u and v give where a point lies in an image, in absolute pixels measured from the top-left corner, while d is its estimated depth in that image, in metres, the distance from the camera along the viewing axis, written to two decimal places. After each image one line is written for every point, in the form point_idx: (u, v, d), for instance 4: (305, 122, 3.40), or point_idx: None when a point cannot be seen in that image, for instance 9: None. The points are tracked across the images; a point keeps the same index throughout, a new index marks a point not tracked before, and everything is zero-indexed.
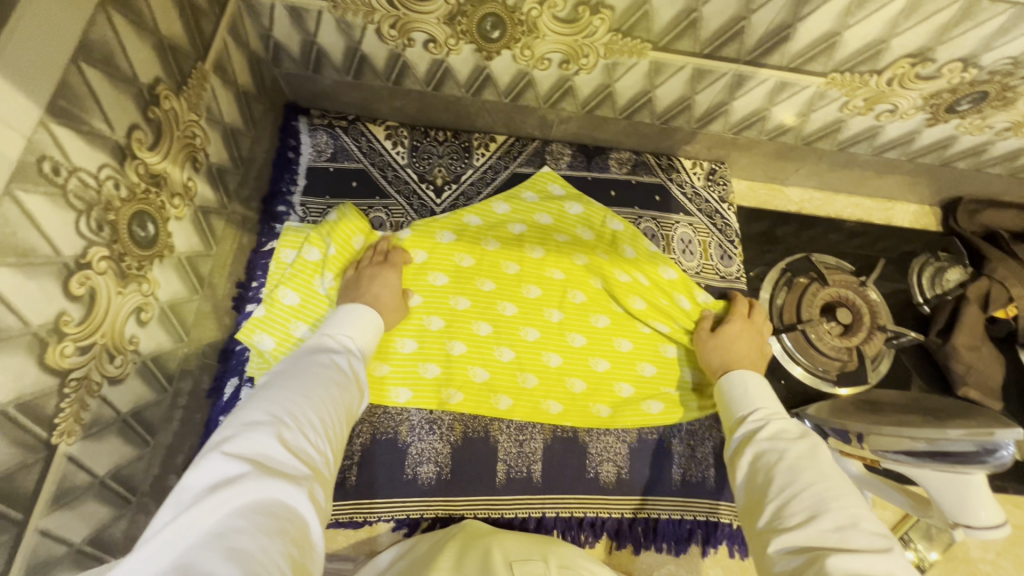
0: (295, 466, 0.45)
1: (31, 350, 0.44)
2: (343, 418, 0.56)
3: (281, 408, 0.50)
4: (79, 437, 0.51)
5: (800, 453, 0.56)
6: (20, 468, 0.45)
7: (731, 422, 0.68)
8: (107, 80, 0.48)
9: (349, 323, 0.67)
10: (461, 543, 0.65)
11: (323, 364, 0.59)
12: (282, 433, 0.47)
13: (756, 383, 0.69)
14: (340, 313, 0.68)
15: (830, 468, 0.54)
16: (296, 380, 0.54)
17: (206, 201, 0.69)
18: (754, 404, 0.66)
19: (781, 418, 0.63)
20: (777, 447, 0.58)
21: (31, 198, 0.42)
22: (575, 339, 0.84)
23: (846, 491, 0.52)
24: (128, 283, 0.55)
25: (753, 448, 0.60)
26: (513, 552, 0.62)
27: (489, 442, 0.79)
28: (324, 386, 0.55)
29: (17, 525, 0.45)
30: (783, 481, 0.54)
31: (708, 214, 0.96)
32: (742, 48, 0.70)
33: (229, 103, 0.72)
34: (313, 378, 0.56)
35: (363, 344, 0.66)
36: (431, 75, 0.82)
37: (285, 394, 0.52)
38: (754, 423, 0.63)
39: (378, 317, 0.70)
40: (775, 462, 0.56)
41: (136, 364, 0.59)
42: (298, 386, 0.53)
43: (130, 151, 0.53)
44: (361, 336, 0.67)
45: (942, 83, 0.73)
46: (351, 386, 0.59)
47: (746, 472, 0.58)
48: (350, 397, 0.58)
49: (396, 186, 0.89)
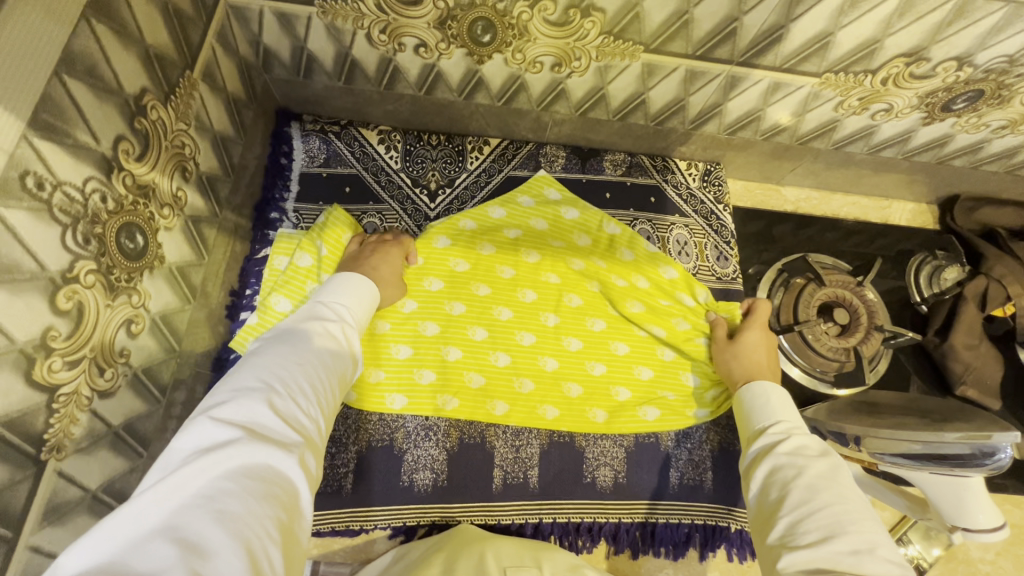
0: (285, 433, 0.45)
1: (17, 367, 0.43)
2: (336, 387, 0.55)
3: (272, 375, 0.49)
4: (70, 453, 0.50)
5: (819, 471, 0.56)
6: (8, 486, 0.44)
7: (749, 432, 0.68)
8: (92, 92, 0.48)
9: (343, 292, 0.66)
10: (454, 549, 0.65)
11: (318, 330, 0.58)
12: (273, 399, 0.47)
13: (779, 395, 0.69)
14: (335, 282, 0.67)
15: (851, 492, 0.53)
16: (288, 345, 0.54)
17: (196, 210, 0.68)
18: (775, 416, 0.66)
19: (805, 434, 0.62)
20: (795, 463, 0.57)
21: (15, 214, 0.42)
22: (571, 342, 0.84)
23: (865, 517, 0.51)
24: (118, 295, 0.54)
25: (770, 460, 0.59)
26: (507, 559, 0.62)
27: (485, 448, 0.78)
28: (316, 353, 0.55)
29: (6, 543, 0.45)
30: (799, 497, 0.53)
31: (703, 215, 0.95)
32: (734, 50, 0.70)
33: (218, 111, 0.71)
34: (306, 344, 0.55)
35: (358, 313, 0.66)
36: (422, 79, 0.81)
37: (277, 359, 0.51)
38: (774, 434, 0.63)
39: (375, 289, 0.70)
40: (792, 478, 0.56)
41: (127, 376, 0.58)
42: (290, 352, 0.53)
43: (117, 163, 0.52)
44: (356, 304, 0.66)
45: (937, 82, 0.72)
46: (343, 355, 0.59)
47: (761, 482, 0.58)
48: (343, 367, 0.58)
49: (389, 191, 0.88)
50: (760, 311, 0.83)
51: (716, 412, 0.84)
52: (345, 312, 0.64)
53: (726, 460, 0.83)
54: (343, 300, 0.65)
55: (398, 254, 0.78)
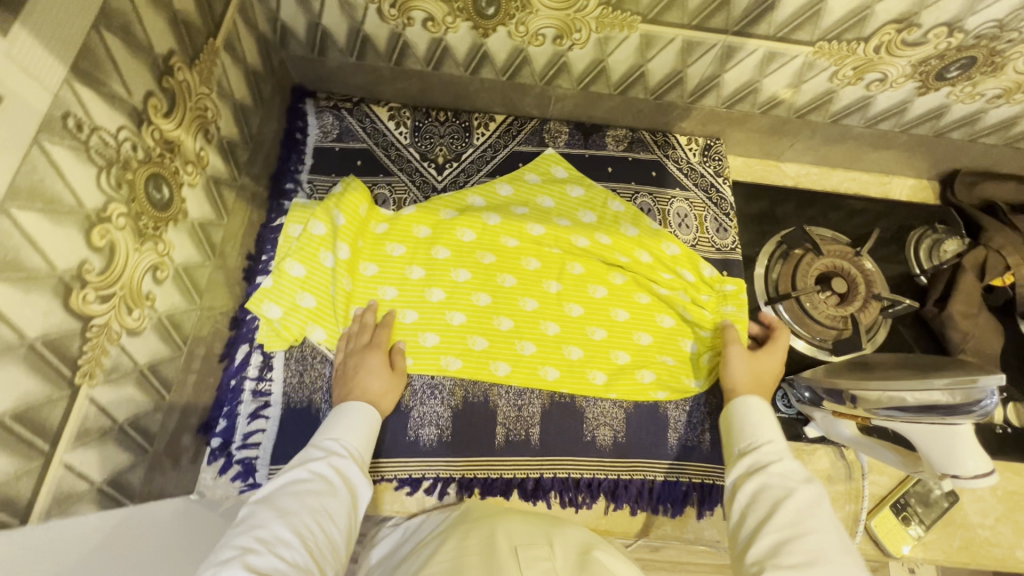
0: None
1: (57, 293, 0.47)
2: (328, 526, 0.56)
3: (252, 536, 0.52)
4: (100, 381, 0.54)
5: (808, 498, 0.58)
6: (47, 401, 0.48)
7: (736, 446, 0.69)
8: (125, 46, 0.52)
9: (346, 426, 0.68)
10: (464, 528, 0.65)
11: (306, 474, 0.61)
12: (249, 559, 0.49)
13: (767, 414, 0.70)
14: (330, 421, 0.70)
15: (832, 524, 0.56)
16: (279, 498, 0.57)
17: (217, 171, 0.72)
18: (768, 435, 0.67)
19: (793, 458, 0.64)
20: (785, 486, 0.60)
21: (57, 150, 0.46)
22: (573, 309, 0.86)
23: (839, 542, 0.54)
24: (145, 242, 0.58)
25: (760, 480, 0.62)
26: (518, 537, 0.62)
27: (488, 407, 0.81)
28: (305, 498, 0.57)
29: (44, 456, 0.49)
30: (787, 521, 0.56)
31: (704, 188, 0.97)
32: (729, 18, 0.72)
33: (239, 81, 0.76)
34: (293, 492, 0.58)
35: (363, 450, 0.67)
36: (430, 54, 0.85)
37: (264, 516, 0.54)
38: (768, 453, 0.65)
39: (370, 413, 0.71)
40: (782, 499, 0.58)
41: (153, 319, 0.62)
42: (278, 506, 0.56)
43: (146, 117, 0.56)
44: (362, 441, 0.68)
45: (929, 49, 0.74)
46: (334, 490, 0.60)
47: (743, 505, 0.61)
48: (336, 504, 0.59)
49: (399, 164, 0.92)
50: (778, 348, 0.83)
51: (712, 380, 0.85)
52: (349, 450, 0.66)
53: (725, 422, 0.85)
54: (347, 434, 0.67)
55: (382, 361, 0.76)
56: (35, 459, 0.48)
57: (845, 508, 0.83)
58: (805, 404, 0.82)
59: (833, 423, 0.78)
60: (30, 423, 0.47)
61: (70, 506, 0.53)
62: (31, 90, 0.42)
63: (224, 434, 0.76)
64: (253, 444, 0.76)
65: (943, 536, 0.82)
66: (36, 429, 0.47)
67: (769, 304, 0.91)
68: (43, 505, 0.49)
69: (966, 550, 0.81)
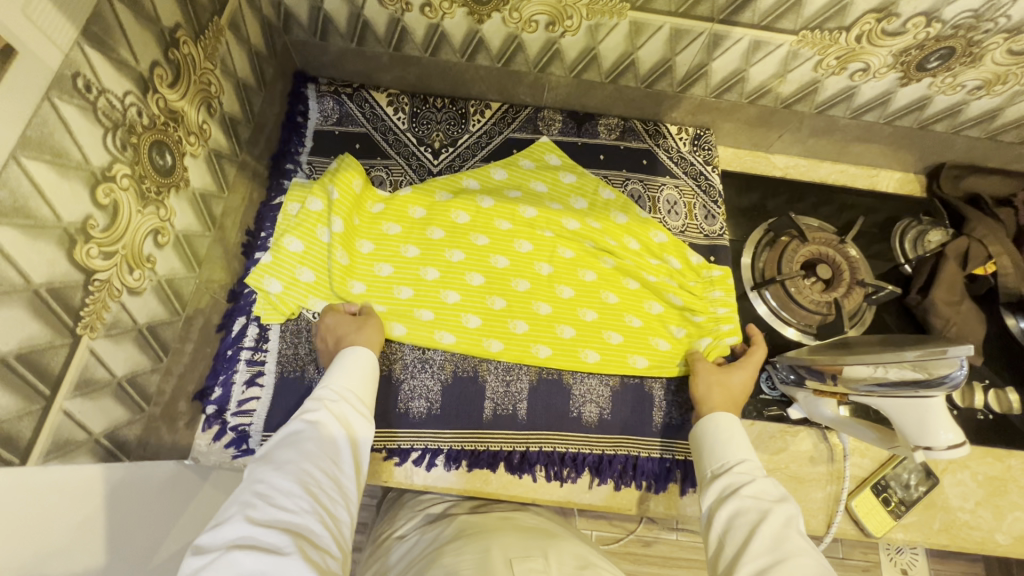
0: (272, 537, 0.49)
1: (61, 244, 0.50)
2: (329, 470, 0.59)
3: (251, 491, 0.53)
4: (101, 334, 0.57)
5: (779, 518, 0.60)
6: (49, 347, 0.50)
7: (712, 466, 0.71)
8: (133, 16, 0.55)
9: (341, 373, 0.70)
10: (457, 543, 0.69)
11: (304, 422, 0.62)
12: (250, 513, 0.51)
13: (738, 433, 0.73)
14: (333, 366, 0.71)
15: (809, 545, 0.58)
16: (277, 451, 0.59)
17: (219, 145, 0.75)
18: (738, 455, 0.70)
19: (763, 477, 0.66)
20: (759, 507, 0.62)
21: (66, 107, 0.48)
22: (564, 290, 0.88)
23: (816, 557, 0.57)
24: (148, 205, 0.61)
25: (734, 503, 0.63)
26: (513, 550, 0.66)
27: (477, 381, 0.83)
28: (303, 449, 0.59)
29: (45, 400, 0.51)
30: (765, 544, 0.57)
31: (693, 176, 1.00)
32: (714, 6, 0.75)
33: (243, 60, 0.79)
34: (293, 442, 0.60)
35: (360, 394, 0.69)
36: (428, 40, 0.88)
37: (263, 469, 0.56)
38: (739, 476, 0.67)
39: (369, 358, 0.73)
40: (757, 522, 0.60)
41: (153, 282, 0.64)
42: (276, 458, 0.58)
43: (152, 85, 0.59)
44: (357, 384, 0.70)
45: (909, 39, 0.77)
46: (332, 436, 0.62)
47: (723, 528, 0.62)
48: (336, 450, 0.61)
49: (396, 147, 0.95)
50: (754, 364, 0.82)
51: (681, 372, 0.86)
52: (344, 395, 0.68)
53: None
54: (342, 381, 0.69)
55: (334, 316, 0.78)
56: (37, 402, 0.50)
57: (826, 489, 0.84)
58: (789, 385, 0.85)
59: (814, 403, 0.80)
60: (33, 365, 0.49)
61: (68, 453, 0.55)
62: (43, 46, 0.45)
63: (219, 401, 0.78)
64: (247, 411, 0.78)
65: (922, 518, 0.83)
66: (38, 371, 0.49)
67: (755, 290, 0.94)
68: (43, 448, 0.51)
69: (946, 533, 0.82)
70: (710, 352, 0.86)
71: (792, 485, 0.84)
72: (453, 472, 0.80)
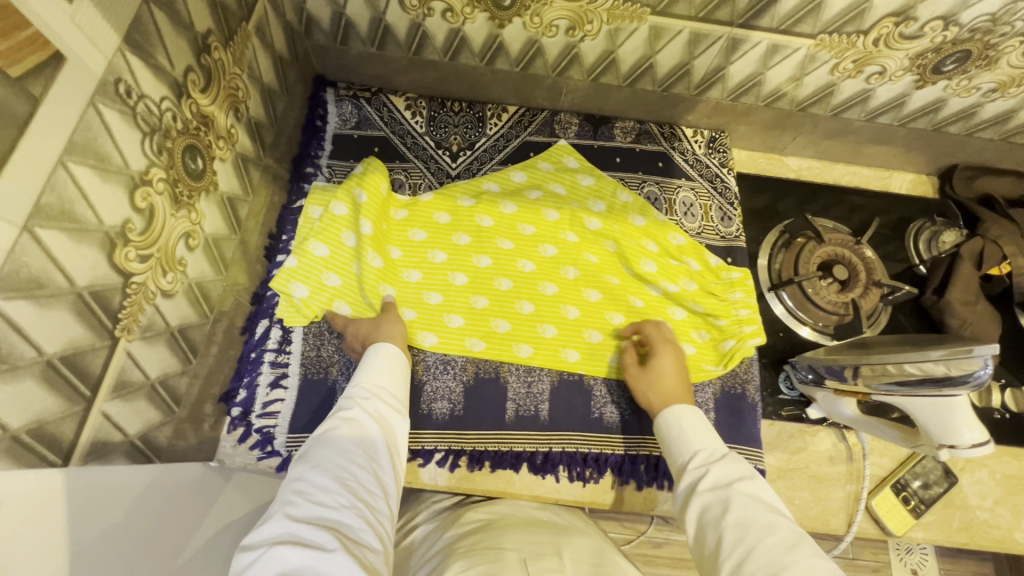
0: (315, 532, 0.49)
1: (103, 247, 0.51)
2: (367, 466, 0.59)
3: (290, 490, 0.53)
4: (137, 337, 0.57)
5: (742, 505, 0.59)
6: (91, 349, 0.51)
7: (673, 467, 0.69)
8: (170, 22, 0.56)
9: (371, 371, 0.71)
10: (472, 539, 0.69)
11: (340, 419, 0.63)
12: (290, 512, 0.51)
13: (693, 420, 0.72)
14: (363, 364, 0.72)
15: (776, 519, 0.57)
16: (314, 449, 0.59)
17: (245, 150, 0.76)
18: (692, 447, 0.68)
19: (719, 460, 0.65)
20: (721, 498, 0.60)
21: (108, 112, 0.49)
22: (590, 294, 0.89)
23: (787, 528, 0.56)
24: (181, 209, 0.62)
25: (697, 503, 0.62)
26: (525, 548, 0.66)
27: (499, 382, 0.84)
28: (339, 445, 0.59)
29: (86, 402, 0.51)
30: (733, 536, 0.56)
31: (708, 178, 1.00)
32: (734, 11, 0.76)
33: (268, 65, 0.79)
34: (330, 439, 0.60)
35: (391, 390, 0.70)
36: (448, 45, 0.89)
37: (301, 470, 0.56)
38: (697, 469, 0.65)
39: (397, 357, 0.74)
40: (720, 516, 0.59)
41: (185, 285, 0.65)
42: (313, 457, 0.58)
43: (185, 90, 0.60)
44: (387, 381, 0.71)
45: (925, 43, 0.78)
46: (369, 432, 0.62)
47: (698, 523, 0.61)
48: (372, 445, 0.61)
49: (414, 151, 0.96)
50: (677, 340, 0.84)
51: (703, 376, 0.86)
52: (376, 393, 0.68)
53: (729, 403, 0.86)
54: (372, 379, 0.70)
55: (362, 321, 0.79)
56: (79, 404, 0.50)
57: (845, 488, 0.85)
58: (809, 385, 0.85)
59: (834, 402, 0.81)
60: (75, 367, 0.49)
61: (106, 455, 0.55)
62: (87, 52, 0.46)
63: (244, 403, 0.78)
64: (272, 413, 0.78)
65: (942, 516, 0.83)
66: (79, 373, 0.50)
67: (772, 290, 0.95)
68: (82, 450, 0.52)
69: (965, 531, 0.83)
70: (733, 354, 0.86)
71: (811, 485, 0.85)
72: (475, 472, 0.81)
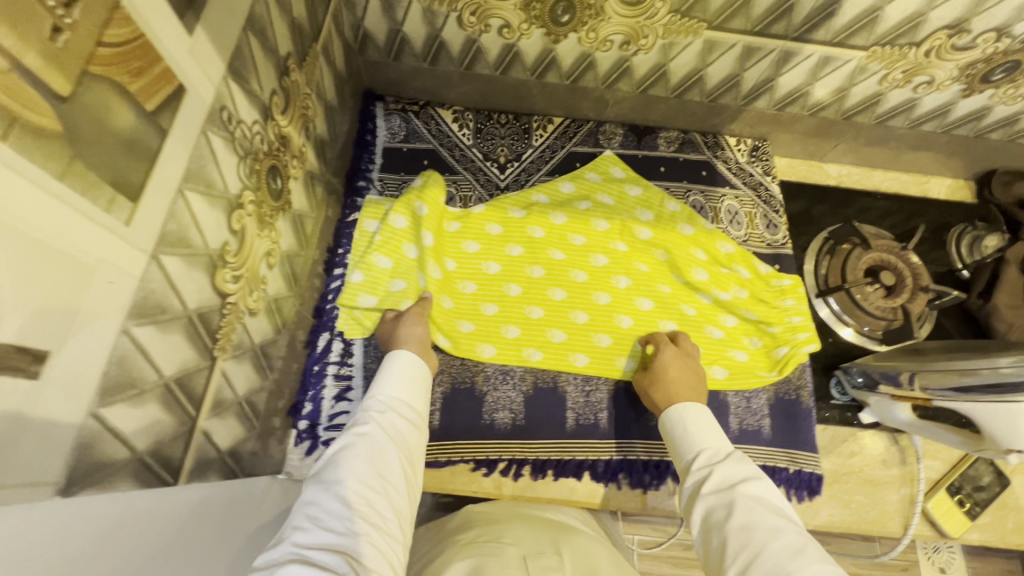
0: (324, 562, 0.45)
1: (208, 270, 0.52)
2: (381, 486, 0.55)
3: (299, 514, 0.50)
4: (230, 355, 0.59)
5: (747, 506, 0.56)
6: (196, 369, 0.52)
7: (678, 466, 0.67)
8: (262, 49, 0.57)
9: (389, 382, 0.67)
10: (475, 532, 0.68)
11: (354, 434, 0.59)
12: (298, 538, 0.47)
13: (697, 416, 0.70)
14: (381, 375, 0.68)
15: (781, 521, 0.54)
16: (327, 467, 0.55)
17: (312, 167, 0.77)
18: (697, 446, 0.66)
19: (725, 459, 0.62)
20: (725, 500, 0.57)
21: (215, 139, 0.50)
22: (643, 303, 0.90)
23: (793, 532, 0.53)
24: (264, 229, 0.63)
25: (700, 505, 0.59)
26: (527, 546, 0.64)
27: (558, 392, 0.85)
28: (351, 462, 0.55)
29: (191, 420, 0.52)
30: (738, 541, 0.53)
31: (752, 186, 1.02)
32: (790, 25, 0.78)
33: (330, 82, 0.81)
34: (343, 456, 0.56)
35: (408, 403, 0.66)
36: (500, 59, 0.91)
37: (312, 490, 0.52)
38: (701, 469, 0.62)
39: (414, 367, 0.70)
40: (725, 519, 0.55)
41: (264, 302, 0.66)
42: (326, 477, 0.54)
43: (271, 112, 0.61)
44: (404, 392, 0.67)
45: (976, 54, 0.80)
46: (383, 447, 0.58)
47: (703, 527, 0.58)
48: (387, 462, 0.57)
49: (463, 164, 0.97)
50: (685, 340, 0.84)
51: (758, 383, 0.87)
52: (393, 407, 0.64)
53: (784, 409, 0.87)
54: (389, 391, 0.66)
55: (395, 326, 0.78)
56: (186, 423, 0.51)
57: (900, 491, 0.86)
58: (860, 389, 0.87)
59: (889, 408, 0.82)
60: (184, 388, 0.50)
61: (204, 472, 0.56)
62: (202, 82, 0.47)
63: (311, 416, 0.79)
64: (338, 425, 0.79)
65: (995, 518, 0.85)
66: (187, 394, 0.51)
67: (819, 296, 0.95)
68: (188, 468, 0.53)
69: (1019, 533, 0.84)
70: (789, 361, 0.87)
71: (866, 489, 0.86)
72: (538, 480, 0.82)
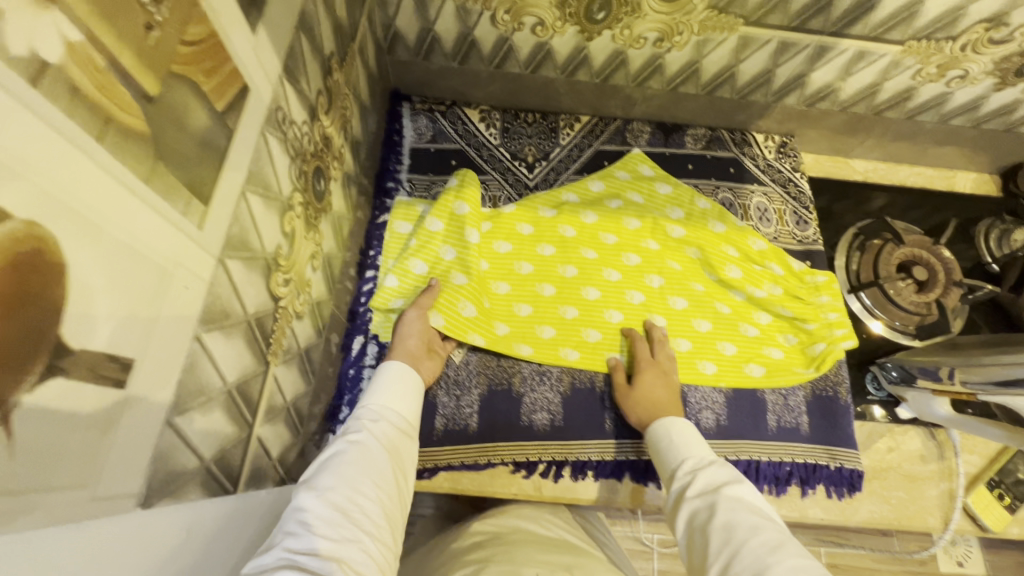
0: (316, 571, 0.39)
1: (264, 273, 0.51)
2: (375, 494, 0.50)
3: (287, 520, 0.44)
4: (281, 360, 0.58)
5: (729, 505, 0.55)
6: (253, 374, 0.51)
7: (664, 475, 0.66)
8: (313, 48, 0.57)
9: (380, 392, 0.63)
10: (485, 551, 0.64)
11: (346, 440, 0.54)
12: (287, 544, 0.41)
13: (683, 429, 0.69)
14: (373, 385, 0.64)
15: (760, 518, 0.54)
16: (317, 472, 0.50)
17: (349, 169, 0.76)
18: (681, 455, 0.65)
19: (709, 466, 0.62)
20: (708, 503, 0.57)
21: (272, 140, 0.50)
22: (676, 301, 0.90)
23: (775, 529, 0.52)
24: (309, 232, 0.62)
25: (685, 509, 0.58)
26: (541, 565, 0.59)
27: (596, 392, 0.84)
28: (345, 467, 0.50)
29: (249, 427, 0.51)
30: (718, 540, 0.53)
31: (781, 183, 1.01)
32: (828, 20, 0.78)
33: (364, 82, 0.80)
34: (335, 461, 0.51)
35: (400, 412, 0.62)
36: (532, 58, 0.91)
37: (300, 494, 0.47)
38: (686, 476, 0.62)
39: (408, 376, 0.66)
40: (708, 520, 0.55)
41: (309, 305, 0.65)
42: (316, 481, 0.49)
43: (317, 112, 0.61)
44: (398, 402, 0.62)
45: (1012, 47, 0.81)
46: (376, 455, 0.53)
47: (687, 528, 0.57)
48: (381, 471, 0.52)
49: (491, 164, 0.96)
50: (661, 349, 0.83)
51: (796, 380, 0.87)
52: (386, 417, 0.60)
53: (821, 405, 0.87)
54: (381, 399, 0.62)
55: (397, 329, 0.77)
56: (244, 429, 0.51)
57: (939, 487, 0.85)
58: (897, 384, 0.88)
59: (927, 402, 0.82)
60: (243, 394, 0.49)
61: (258, 478, 0.55)
62: (264, 81, 0.46)
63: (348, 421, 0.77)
64: None
65: None
66: (246, 399, 0.50)
67: (850, 291, 0.95)
68: (246, 476, 0.52)
69: None
70: (826, 357, 0.87)
71: (905, 484, 0.85)
72: (578, 482, 0.81)
